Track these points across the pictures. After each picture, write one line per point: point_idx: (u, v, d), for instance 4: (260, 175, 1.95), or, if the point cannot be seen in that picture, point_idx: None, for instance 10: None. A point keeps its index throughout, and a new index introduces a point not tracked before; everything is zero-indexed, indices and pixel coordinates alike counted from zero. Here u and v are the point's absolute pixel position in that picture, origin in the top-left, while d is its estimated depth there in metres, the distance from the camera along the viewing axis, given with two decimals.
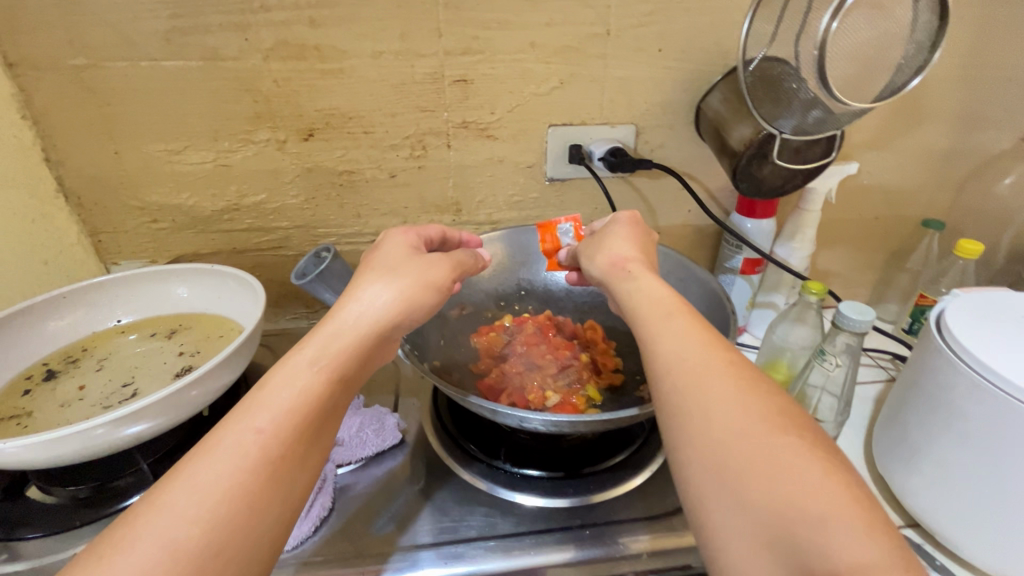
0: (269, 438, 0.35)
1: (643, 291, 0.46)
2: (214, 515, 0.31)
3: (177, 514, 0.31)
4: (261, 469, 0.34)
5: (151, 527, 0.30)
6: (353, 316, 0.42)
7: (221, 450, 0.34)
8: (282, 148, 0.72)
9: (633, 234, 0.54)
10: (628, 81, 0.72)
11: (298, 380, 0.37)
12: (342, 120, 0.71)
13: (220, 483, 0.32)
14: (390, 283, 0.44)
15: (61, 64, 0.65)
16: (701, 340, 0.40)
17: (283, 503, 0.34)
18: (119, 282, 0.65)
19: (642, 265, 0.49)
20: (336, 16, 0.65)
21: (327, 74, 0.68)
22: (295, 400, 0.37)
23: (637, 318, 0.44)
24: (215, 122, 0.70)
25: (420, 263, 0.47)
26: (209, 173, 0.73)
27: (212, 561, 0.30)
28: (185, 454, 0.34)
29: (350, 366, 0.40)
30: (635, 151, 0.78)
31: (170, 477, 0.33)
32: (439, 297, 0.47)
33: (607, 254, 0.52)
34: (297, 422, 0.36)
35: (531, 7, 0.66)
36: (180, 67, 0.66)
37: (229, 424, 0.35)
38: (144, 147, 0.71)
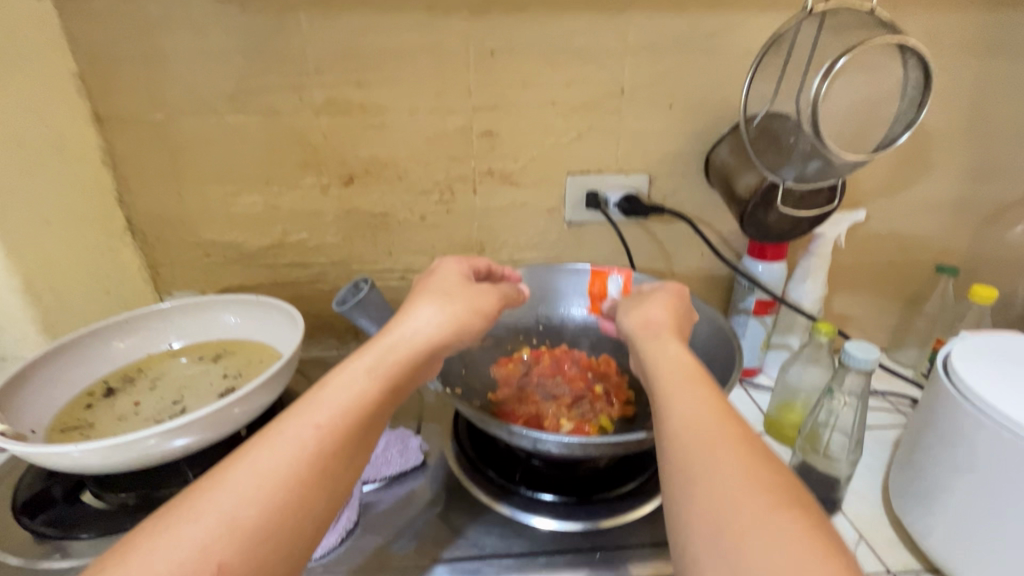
0: (324, 435, 0.40)
1: (667, 351, 0.50)
2: (264, 503, 0.36)
3: (235, 495, 0.36)
4: (311, 463, 0.39)
5: (203, 509, 0.35)
6: (408, 332, 0.48)
7: (277, 442, 0.39)
8: (325, 192, 0.80)
9: (671, 297, 0.57)
10: (642, 134, 0.79)
11: (356, 383, 0.44)
12: (380, 168, 0.79)
13: (272, 474, 0.37)
14: (441, 304, 0.51)
15: (142, 119, 0.74)
16: (715, 407, 0.43)
17: (324, 501, 0.39)
18: (174, 310, 0.71)
19: (677, 330, 0.53)
20: (380, 78, 0.73)
21: (369, 128, 0.76)
22: (350, 401, 0.42)
23: (658, 370, 0.48)
24: (268, 168, 0.78)
25: (470, 292, 0.54)
26: (259, 214, 0.81)
27: (256, 545, 0.35)
28: (248, 443, 0.39)
29: (401, 378, 0.46)
30: (648, 197, 0.83)
31: (230, 461, 0.38)
32: (483, 320, 0.53)
33: (641, 312, 0.56)
34: (349, 424, 0.41)
35: (552, 69, 0.74)
36: (242, 121, 0.75)
37: (292, 416, 0.41)
38: (205, 190, 0.79)
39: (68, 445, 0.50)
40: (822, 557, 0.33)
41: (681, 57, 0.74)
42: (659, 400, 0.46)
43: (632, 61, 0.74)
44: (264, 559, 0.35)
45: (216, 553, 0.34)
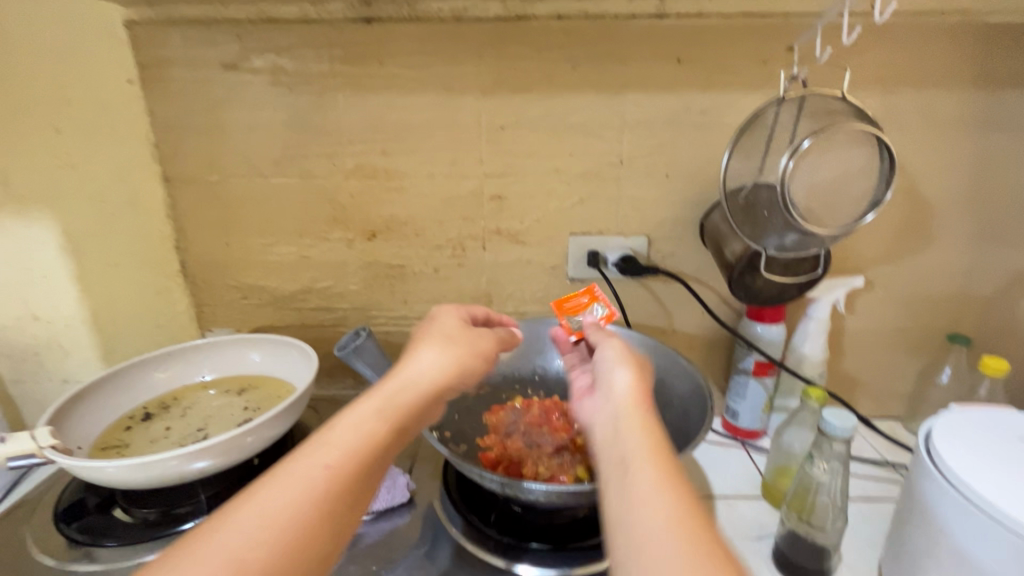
0: (331, 474, 0.45)
1: (629, 439, 0.44)
2: (268, 543, 0.40)
3: (242, 535, 0.40)
4: (316, 502, 0.43)
5: (201, 555, 0.39)
6: (416, 372, 0.55)
7: (280, 487, 0.43)
8: (350, 245, 0.89)
9: (636, 361, 0.53)
10: (640, 199, 0.84)
11: (366, 423, 0.49)
12: (399, 225, 0.87)
13: (276, 516, 0.42)
14: (444, 347, 0.58)
15: (201, 179, 0.87)
16: (680, 526, 0.37)
17: (328, 540, 0.43)
18: (210, 346, 0.80)
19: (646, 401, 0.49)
20: (402, 148, 0.83)
21: (391, 190, 0.85)
22: (357, 440, 0.48)
23: (619, 467, 0.42)
24: (302, 223, 0.88)
25: (471, 337, 0.61)
26: (291, 263, 0.91)
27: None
28: (255, 484, 0.43)
29: (410, 414, 0.52)
30: (647, 258, 0.87)
31: (237, 502, 0.43)
32: (483, 360, 0.60)
33: (607, 378, 0.51)
34: (356, 464, 0.46)
35: (556, 141, 0.82)
36: (283, 183, 0.86)
37: (302, 458, 0.46)
38: (248, 241, 0.90)
39: (105, 462, 0.58)
40: None
41: (674, 132, 0.80)
42: (612, 512, 0.40)
43: (628, 135, 0.81)
44: None
45: None
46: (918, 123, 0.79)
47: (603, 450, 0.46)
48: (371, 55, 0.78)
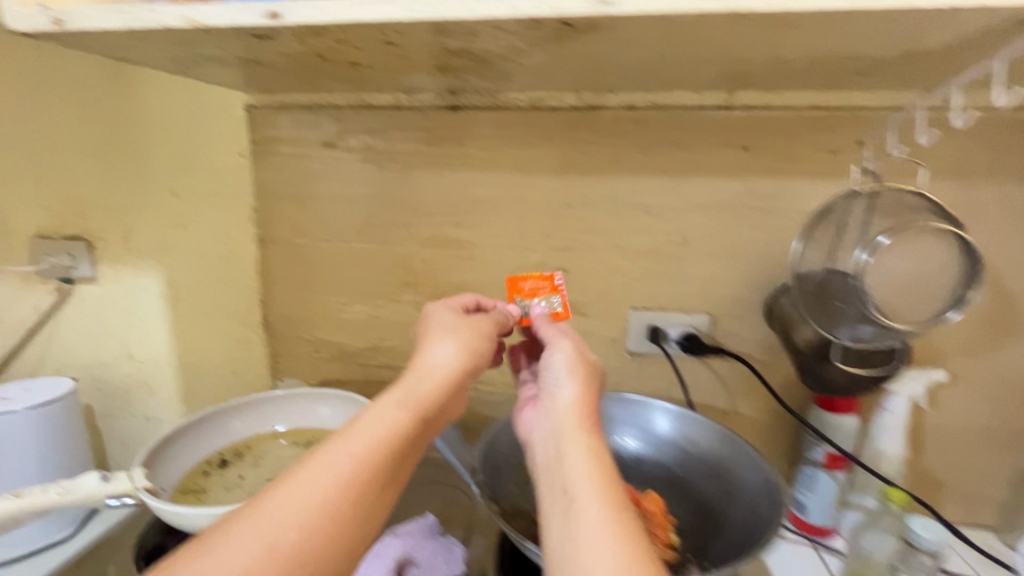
0: (356, 461, 0.51)
1: (571, 455, 0.51)
2: (300, 525, 0.46)
3: (279, 522, 0.45)
4: (344, 487, 0.49)
5: (245, 539, 0.44)
6: (432, 365, 0.60)
7: (313, 478, 0.49)
8: (417, 308, 0.93)
9: (581, 373, 0.59)
10: (704, 278, 0.85)
11: (389, 413, 0.55)
12: (466, 292, 0.91)
13: (311, 504, 0.47)
14: (454, 337, 0.63)
15: (289, 242, 0.94)
16: (609, 516, 0.45)
17: (359, 518, 0.49)
18: (283, 399, 0.85)
19: (587, 413, 0.56)
20: (475, 221, 0.88)
21: (461, 259, 0.90)
22: (382, 431, 0.53)
23: (561, 483, 0.49)
24: (375, 286, 0.93)
25: (475, 326, 0.66)
26: (361, 321, 0.95)
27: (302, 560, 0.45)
28: (290, 471, 0.50)
29: (430, 403, 0.58)
30: (710, 336, 0.86)
31: (273, 490, 0.48)
32: (492, 346, 0.66)
33: (555, 394, 0.58)
34: (382, 453, 0.52)
35: (620, 220, 0.85)
36: (362, 249, 0.92)
37: (330, 446, 0.52)
38: (323, 299, 0.95)
39: (189, 509, 0.62)
40: None
41: (740, 216, 0.82)
42: (556, 521, 0.46)
43: (693, 216, 0.83)
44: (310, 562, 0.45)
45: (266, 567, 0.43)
46: (998, 216, 0.77)
47: (547, 466, 0.52)
48: (452, 137, 0.85)
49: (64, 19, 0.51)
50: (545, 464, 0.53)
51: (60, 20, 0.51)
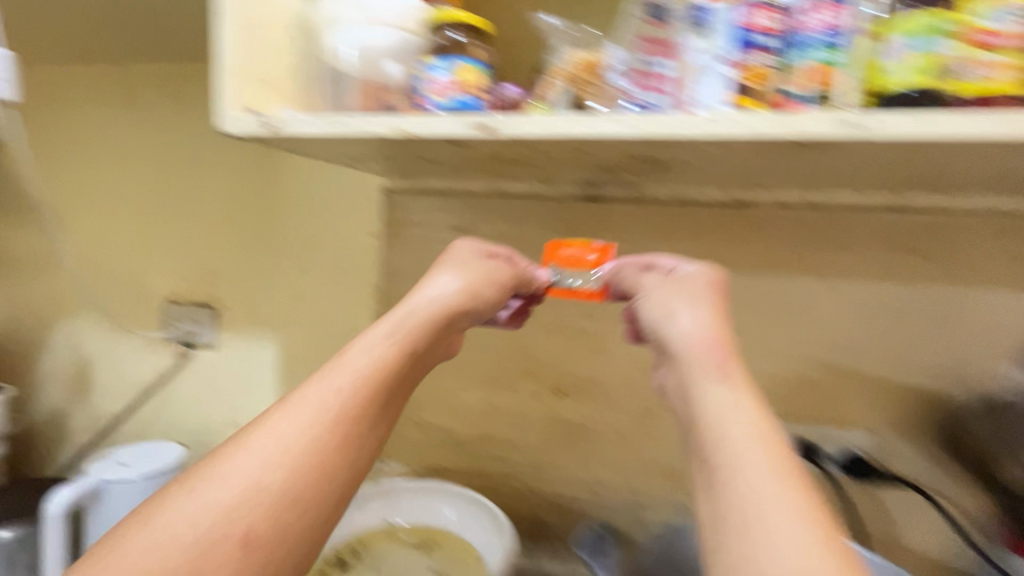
0: (343, 395, 0.52)
1: (726, 402, 0.48)
2: (287, 463, 0.47)
3: (259, 460, 0.47)
4: (329, 422, 0.50)
5: (228, 476, 0.46)
6: (421, 304, 0.60)
7: (293, 417, 0.50)
8: (537, 399, 0.88)
9: (704, 299, 0.58)
10: (863, 391, 0.76)
11: (377, 348, 0.56)
12: (591, 386, 0.86)
13: (294, 443, 0.48)
14: (458, 274, 0.63)
15: None
16: (753, 435, 0.45)
17: (350, 449, 0.50)
18: (400, 492, 0.80)
19: (716, 349, 0.52)
20: (604, 311, 0.84)
21: (589, 351, 0.85)
22: (369, 365, 0.54)
23: (714, 426, 0.47)
24: (494, 373, 0.89)
25: (488, 267, 0.65)
26: (476, 409, 0.90)
27: (290, 496, 0.46)
28: (273, 412, 0.50)
29: (419, 342, 0.58)
30: (873, 457, 0.76)
31: (254, 428, 0.49)
32: (499, 292, 0.65)
33: (681, 330, 0.55)
34: (366, 392, 0.53)
35: (767, 323, 0.79)
36: (483, 334, 0.89)
37: (314, 382, 0.52)
38: (439, 383, 0.92)
39: None
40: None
41: (911, 327, 0.74)
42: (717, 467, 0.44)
43: (851, 323, 0.76)
44: (303, 492, 0.47)
45: (256, 500, 0.45)
46: None
47: (683, 403, 0.51)
48: (587, 227, 0.84)
49: (277, 126, 0.55)
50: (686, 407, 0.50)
51: (273, 126, 0.55)
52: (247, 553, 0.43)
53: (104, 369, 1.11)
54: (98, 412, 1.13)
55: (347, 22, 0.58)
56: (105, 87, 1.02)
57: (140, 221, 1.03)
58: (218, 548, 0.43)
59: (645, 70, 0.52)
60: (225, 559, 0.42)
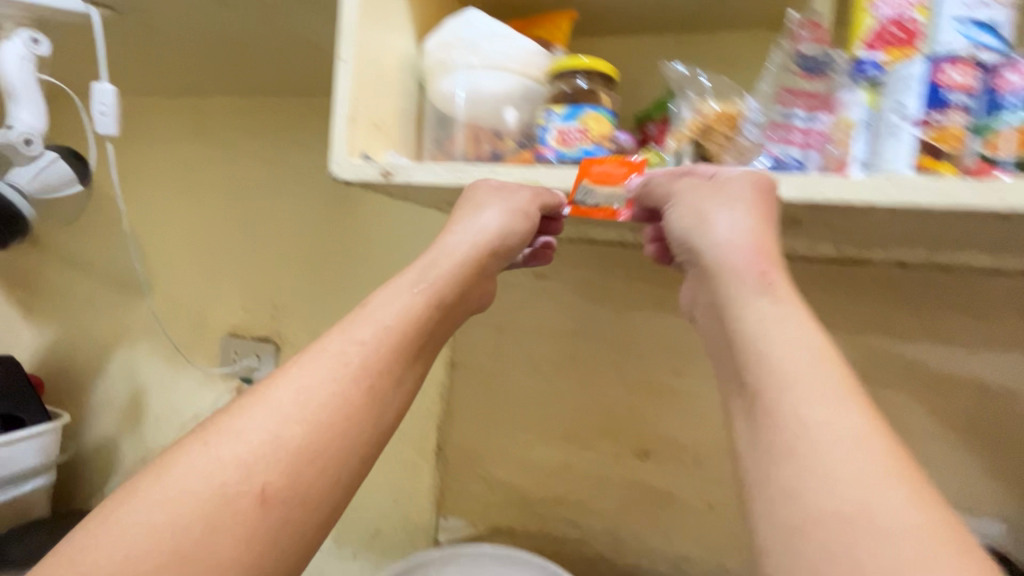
0: (366, 351, 0.47)
1: (775, 323, 0.41)
2: (306, 418, 0.43)
3: (275, 413, 0.42)
4: (351, 377, 0.46)
5: (241, 428, 0.41)
6: (449, 249, 0.54)
7: (314, 371, 0.45)
8: (616, 460, 0.81)
9: (747, 193, 0.46)
10: (997, 475, 0.68)
11: (399, 300, 0.51)
12: (677, 449, 0.79)
13: (314, 397, 0.44)
14: (475, 209, 0.52)
15: (481, 369, 0.88)
16: (804, 356, 0.39)
17: (372, 404, 0.46)
18: (467, 555, 0.75)
19: (763, 266, 0.44)
20: (694, 368, 0.78)
21: (676, 412, 0.79)
22: (395, 318, 0.50)
23: (755, 347, 0.41)
24: (570, 429, 0.83)
25: (506, 191, 0.52)
26: (550, 467, 0.84)
27: (309, 454, 0.42)
28: (289, 368, 0.46)
29: (446, 289, 0.52)
30: (1012, 554, 0.67)
31: (272, 382, 0.45)
32: (527, 222, 0.53)
33: (718, 245, 0.46)
34: (389, 345, 0.48)
35: (882, 391, 0.72)
36: (560, 387, 0.84)
37: (335, 337, 0.48)
38: (509, 436, 0.86)
39: None
40: (901, 500, 0.32)
41: None
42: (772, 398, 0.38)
43: (983, 398, 0.68)
44: (325, 446, 0.43)
45: (272, 456, 0.41)
46: None
47: (718, 320, 0.45)
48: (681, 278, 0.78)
49: (394, 171, 0.51)
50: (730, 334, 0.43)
51: (389, 172, 0.51)
52: (266, 510, 0.39)
53: (156, 400, 1.08)
54: (146, 445, 1.09)
55: (465, 67, 0.55)
56: (185, 119, 1.03)
57: (208, 251, 1.02)
58: (232, 506, 0.38)
59: (784, 122, 0.47)
60: (242, 516, 0.38)
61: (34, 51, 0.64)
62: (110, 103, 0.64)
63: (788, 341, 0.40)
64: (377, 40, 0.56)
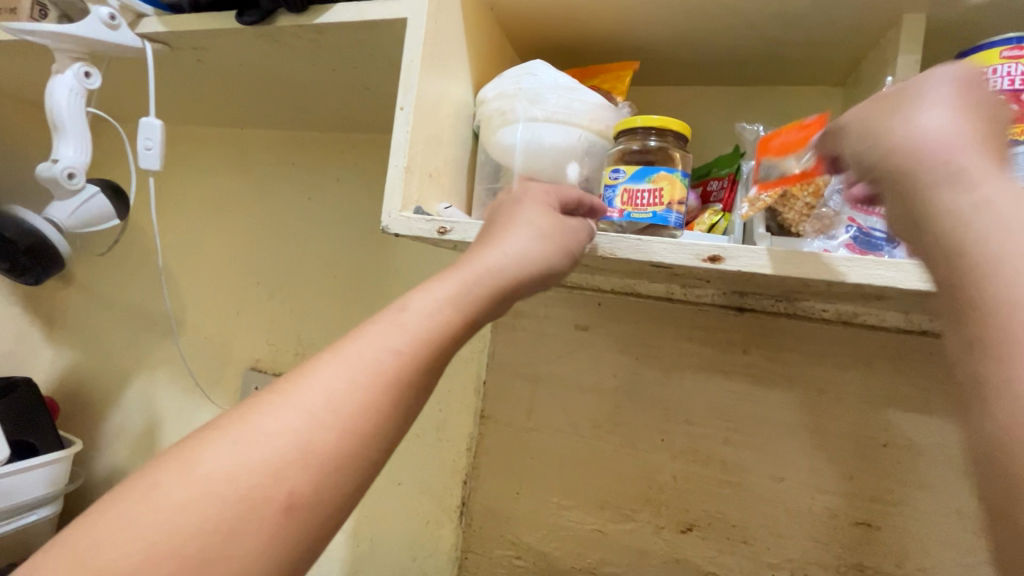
0: (404, 354, 0.37)
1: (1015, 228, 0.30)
2: (334, 426, 0.34)
3: (306, 416, 0.34)
4: (384, 384, 0.36)
5: (272, 427, 0.33)
6: (490, 267, 0.42)
7: (346, 367, 0.36)
8: (657, 532, 0.75)
9: (953, 96, 0.36)
10: None
11: (439, 312, 0.39)
12: (725, 525, 0.72)
13: (344, 402, 0.35)
14: (525, 235, 0.44)
15: (514, 423, 0.83)
16: None
17: (403, 416, 0.37)
18: None
19: (985, 159, 0.33)
20: (747, 440, 0.72)
21: (725, 483, 0.73)
22: (433, 324, 0.39)
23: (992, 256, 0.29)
24: (608, 494, 0.78)
25: (560, 224, 0.45)
26: (585, 537, 0.78)
27: (332, 471, 0.33)
28: (310, 365, 0.37)
29: (482, 313, 0.41)
30: None
31: (292, 382, 0.36)
32: (571, 264, 0.46)
33: (914, 147, 0.35)
34: (428, 354, 0.38)
35: (959, 478, 0.65)
36: (598, 447, 0.79)
37: (370, 330, 0.38)
38: (541, 497, 0.81)
39: None
40: None
41: None
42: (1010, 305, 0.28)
43: None
44: (347, 462, 0.34)
45: (289, 468, 0.32)
46: None
47: (919, 233, 0.34)
48: (736, 342, 0.74)
49: (450, 228, 0.49)
50: (931, 238, 0.32)
51: (445, 229, 0.49)
52: (291, 522, 0.31)
53: (172, 431, 1.04)
54: None
55: (526, 119, 0.52)
56: (225, 148, 1.02)
57: (237, 282, 1.00)
58: (249, 523, 0.31)
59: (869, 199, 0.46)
60: (267, 526, 0.31)
61: (85, 85, 0.63)
62: (155, 137, 0.62)
63: None
64: (435, 88, 0.54)
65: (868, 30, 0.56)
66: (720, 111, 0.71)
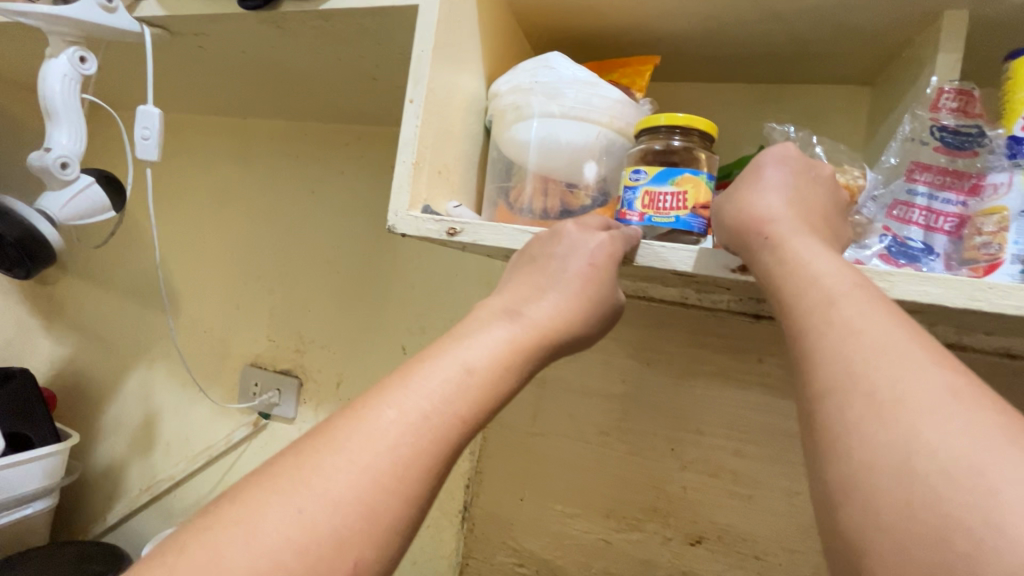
0: (460, 405, 0.35)
1: (807, 280, 0.34)
2: (394, 486, 0.32)
3: (364, 474, 0.31)
4: (440, 433, 0.34)
5: (333, 491, 0.31)
6: (545, 339, 0.40)
7: (401, 423, 0.33)
8: (664, 544, 0.73)
9: (767, 175, 0.41)
10: None
11: (501, 378, 0.37)
12: (735, 539, 0.70)
13: (401, 456, 0.32)
14: (577, 305, 0.42)
15: (518, 427, 0.81)
16: (848, 307, 0.32)
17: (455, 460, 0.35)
18: None
19: (793, 227, 0.38)
20: (760, 452, 0.70)
21: (735, 495, 0.70)
22: (489, 382, 0.37)
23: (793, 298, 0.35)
24: (614, 503, 0.75)
25: (605, 297, 0.44)
26: (589, 546, 0.76)
27: (396, 532, 0.31)
28: (356, 411, 0.34)
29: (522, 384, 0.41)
30: None
31: (343, 436, 0.33)
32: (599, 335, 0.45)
33: (740, 220, 0.40)
34: (484, 407, 0.36)
35: None
36: (605, 455, 0.76)
37: (418, 374, 0.36)
38: (545, 504, 0.79)
39: None
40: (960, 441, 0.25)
41: None
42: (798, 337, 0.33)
43: None
44: (407, 519, 0.32)
45: (353, 535, 0.30)
46: None
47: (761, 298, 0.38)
48: (751, 350, 0.71)
49: (460, 229, 0.46)
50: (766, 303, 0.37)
51: (455, 230, 0.46)
52: None
53: (171, 425, 1.02)
54: (155, 472, 1.03)
55: (542, 114, 0.50)
56: (227, 139, 0.99)
57: (238, 276, 0.98)
58: None
59: (906, 199, 0.45)
60: None
61: (80, 70, 0.61)
62: (153, 126, 0.60)
63: (823, 297, 0.33)
64: (446, 80, 0.51)
65: (903, 27, 0.52)
66: (742, 111, 0.68)
